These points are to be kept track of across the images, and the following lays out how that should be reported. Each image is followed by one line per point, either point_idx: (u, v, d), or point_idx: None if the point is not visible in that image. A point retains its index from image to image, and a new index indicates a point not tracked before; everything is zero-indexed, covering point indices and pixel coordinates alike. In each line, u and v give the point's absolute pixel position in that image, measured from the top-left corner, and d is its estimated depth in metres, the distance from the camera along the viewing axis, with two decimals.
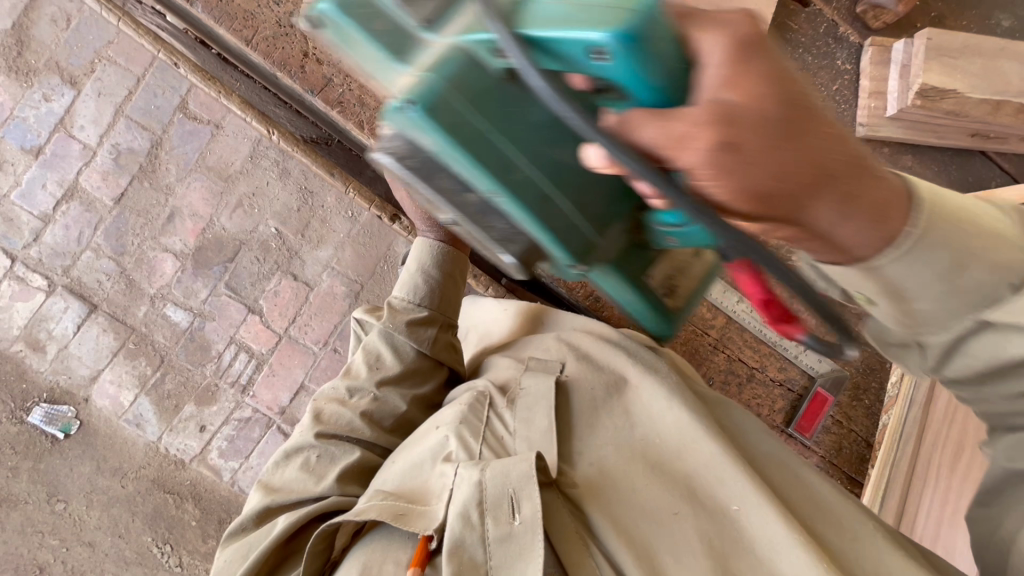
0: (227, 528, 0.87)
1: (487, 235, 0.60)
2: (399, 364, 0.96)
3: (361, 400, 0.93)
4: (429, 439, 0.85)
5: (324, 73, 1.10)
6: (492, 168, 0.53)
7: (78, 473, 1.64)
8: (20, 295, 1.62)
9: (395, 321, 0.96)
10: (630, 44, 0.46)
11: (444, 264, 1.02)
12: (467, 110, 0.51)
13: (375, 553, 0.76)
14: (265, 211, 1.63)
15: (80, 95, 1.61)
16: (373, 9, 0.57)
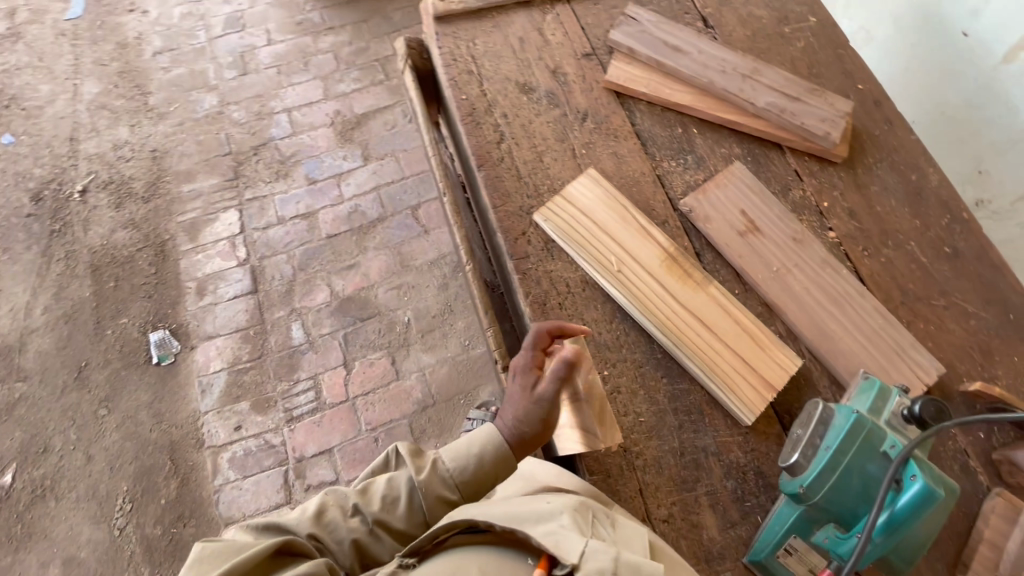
0: (195, 549, 0.77)
1: (795, 443, 0.84)
2: (404, 521, 0.88)
3: (360, 528, 0.86)
4: (544, 502, 0.78)
5: (529, 245, 1.04)
6: (846, 441, 0.80)
7: (135, 396, 1.83)
8: (223, 254, 2.02)
9: (427, 484, 0.89)
10: (930, 493, 0.73)
11: (500, 458, 0.91)
12: (865, 432, 0.80)
13: (488, 564, 0.74)
14: (411, 303, 1.95)
15: (363, 166, 2.17)
16: (885, 400, 0.86)
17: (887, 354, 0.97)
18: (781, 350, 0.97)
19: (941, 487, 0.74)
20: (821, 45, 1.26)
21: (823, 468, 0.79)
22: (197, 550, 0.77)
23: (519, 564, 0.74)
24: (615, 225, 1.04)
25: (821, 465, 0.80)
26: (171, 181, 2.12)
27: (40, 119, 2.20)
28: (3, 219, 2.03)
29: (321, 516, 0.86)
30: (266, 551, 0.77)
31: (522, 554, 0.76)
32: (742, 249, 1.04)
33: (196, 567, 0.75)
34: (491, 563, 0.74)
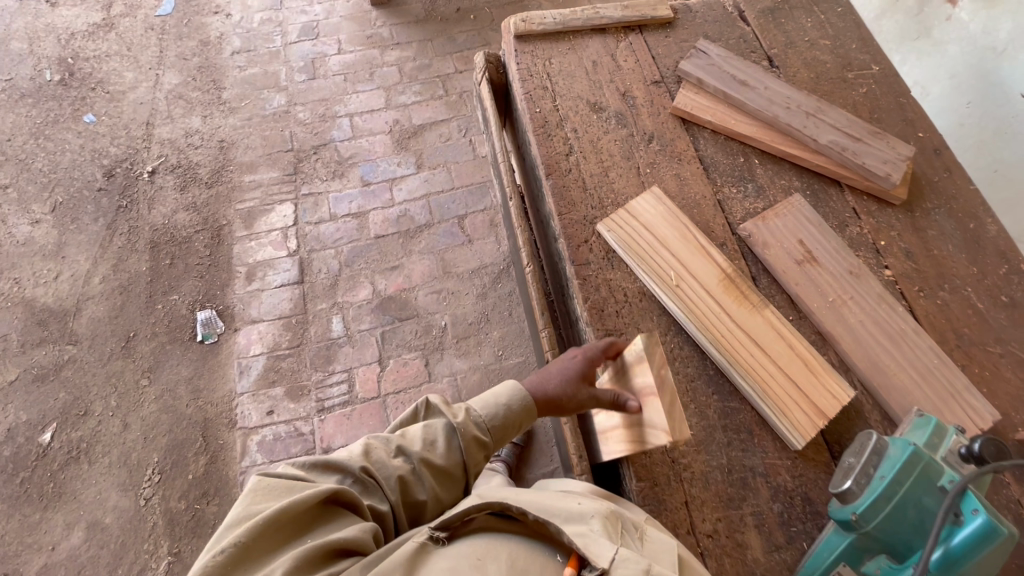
0: (250, 484, 0.79)
1: (846, 470, 0.85)
2: (444, 458, 0.92)
3: (405, 465, 0.89)
4: (577, 504, 0.81)
5: (590, 253, 1.07)
6: (902, 471, 0.79)
7: (177, 371, 1.88)
8: (275, 244, 2.10)
9: (466, 423, 0.94)
10: (989, 528, 0.72)
11: (524, 409, 0.98)
12: (920, 463, 0.79)
13: (517, 553, 0.75)
14: (450, 309, 1.99)
15: (416, 174, 2.25)
16: (941, 438, 0.86)
17: (941, 395, 0.97)
18: (834, 379, 0.97)
19: (1003, 523, 0.72)
20: (883, 92, 1.30)
21: (874, 496, 0.79)
22: (251, 485, 0.78)
23: (548, 559, 0.76)
24: (676, 243, 1.07)
25: (873, 492, 0.80)
26: (234, 170, 2.23)
27: (121, 103, 2.35)
28: (76, 191, 2.15)
29: (368, 455, 0.87)
30: (314, 499, 0.77)
31: (551, 548, 0.77)
32: (799, 277, 1.06)
33: (249, 498, 0.77)
34: (520, 554, 0.75)
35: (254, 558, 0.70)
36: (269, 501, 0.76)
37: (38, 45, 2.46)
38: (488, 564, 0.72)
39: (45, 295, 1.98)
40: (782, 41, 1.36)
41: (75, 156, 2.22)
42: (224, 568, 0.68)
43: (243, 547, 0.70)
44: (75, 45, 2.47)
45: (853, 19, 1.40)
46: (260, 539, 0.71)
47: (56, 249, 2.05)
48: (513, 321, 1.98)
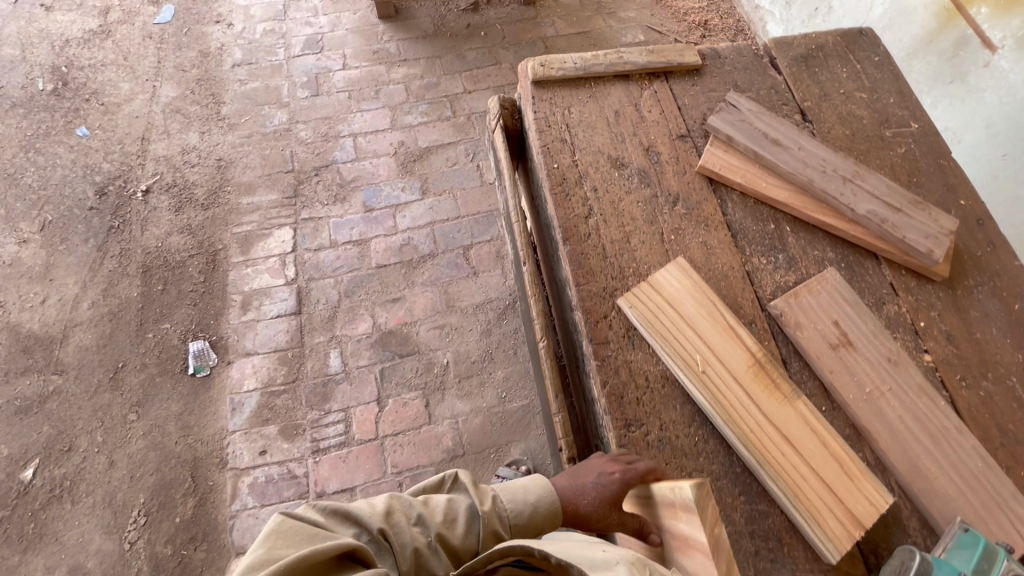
0: (273, 521, 0.75)
1: None
2: (461, 543, 0.86)
3: (423, 535, 0.83)
4: (602, 551, 0.74)
5: (610, 331, 1.00)
6: None
7: (166, 405, 1.80)
8: (272, 271, 2.02)
9: (490, 510, 0.90)
10: None
11: (550, 513, 0.93)
12: None
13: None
14: (452, 345, 1.92)
15: (421, 200, 2.17)
16: (991, 561, 0.79)
17: (985, 502, 0.90)
18: (872, 483, 0.90)
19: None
20: (923, 153, 1.22)
21: None
22: (276, 523, 0.74)
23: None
24: (702, 323, 1.00)
25: None
26: (231, 191, 2.14)
27: (116, 116, 2.26)
28: (66, 209, 2.06)
29: (390, 516, 0.83)
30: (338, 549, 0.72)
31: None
32: (834, 363, 0.98)
33: (273, 540, 0.72)
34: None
35: None
36: (291, 545, 0.72)
37: (31, 51, 2.36)
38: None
39: (31, 320, 1.89)
40: (816, 93, 1.28)
41: (67, 171, 2.13)
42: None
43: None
44: (70, 53, 2.38)
45: (891, 70, 1.32)
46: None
47: (44, 271, 1.97)
48: (518, 361, 1.90)
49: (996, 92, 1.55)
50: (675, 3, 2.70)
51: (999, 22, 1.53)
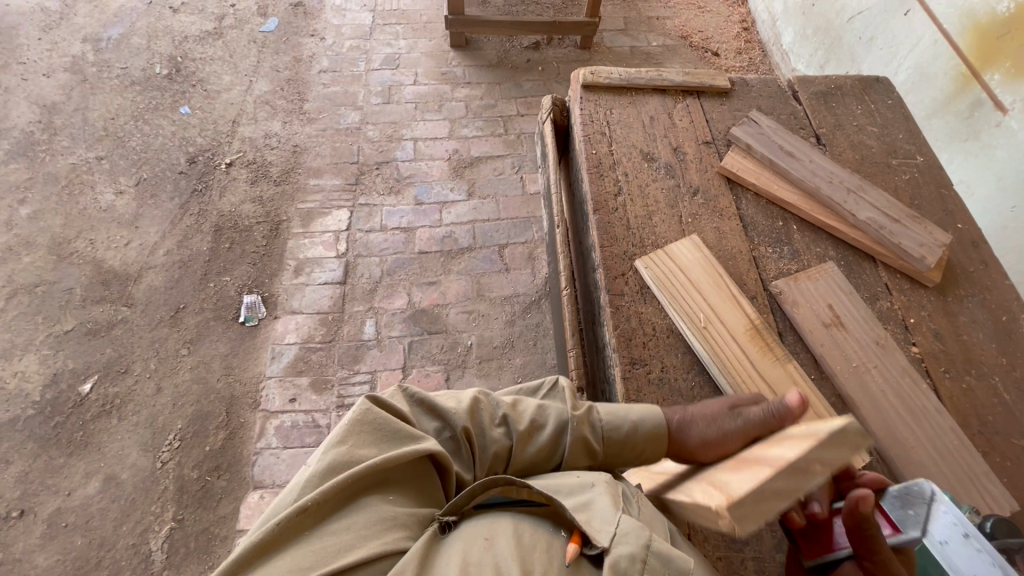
0: (353, 415, 0.78)
1: None
2: (546, 447, 0.90)
3: (501, 438, 0.88)
4: (576, 477, 0.83)
5: (626, 286, 1.14)
6: None
7: (215, 346, 1.99)
8: (325, 245, 2.24)
9: (580, 422, 0.91)
10: None
11: (651, 434, 0.92)
12: None
13: (523, 527, 0.73)
14: (477, 330, 2.07)
15: (466, 200, 2.38)
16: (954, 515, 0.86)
17: (959, 476, 0.97)
18: None
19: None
20: (926, 181, 1.35)
21: None
22: (358, 414, 0.78)
23: (553, 534, 0.74)
24: (709, 289, 1.13)
25: None
26: (302, 173, 2.42)
27: (215, 100, 2.60)
28: (160, 171, 2.37)
29: (474, 416, 0.88)
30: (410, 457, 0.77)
31: (554, 524, 0.76)
32: (825, 339, 1.10)
33: (349, 435, 0.76)
34: (526, 528, 0.73)
35: (329, 507, 0.70)
36: (366, 444, 0.76)
37: (155, 42, 2.77)
38: (496, 542, 0.70)
39: (113, 258, 2.15)
40: (831, 123, 1.44)
41: (166, 140, 2.45)
42: (302, 522, 0.67)
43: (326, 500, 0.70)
44: (186, 47, 2.77)
45: (902, 111, 1.47)
46: (341, 484, 0.71)
47: (132, 219, 2.24)
48: (537, 352, 2.03)
49: (1006, 148, 1.68)
50: (717, 61, 2.97)
51: (1011, 88, 1.69)
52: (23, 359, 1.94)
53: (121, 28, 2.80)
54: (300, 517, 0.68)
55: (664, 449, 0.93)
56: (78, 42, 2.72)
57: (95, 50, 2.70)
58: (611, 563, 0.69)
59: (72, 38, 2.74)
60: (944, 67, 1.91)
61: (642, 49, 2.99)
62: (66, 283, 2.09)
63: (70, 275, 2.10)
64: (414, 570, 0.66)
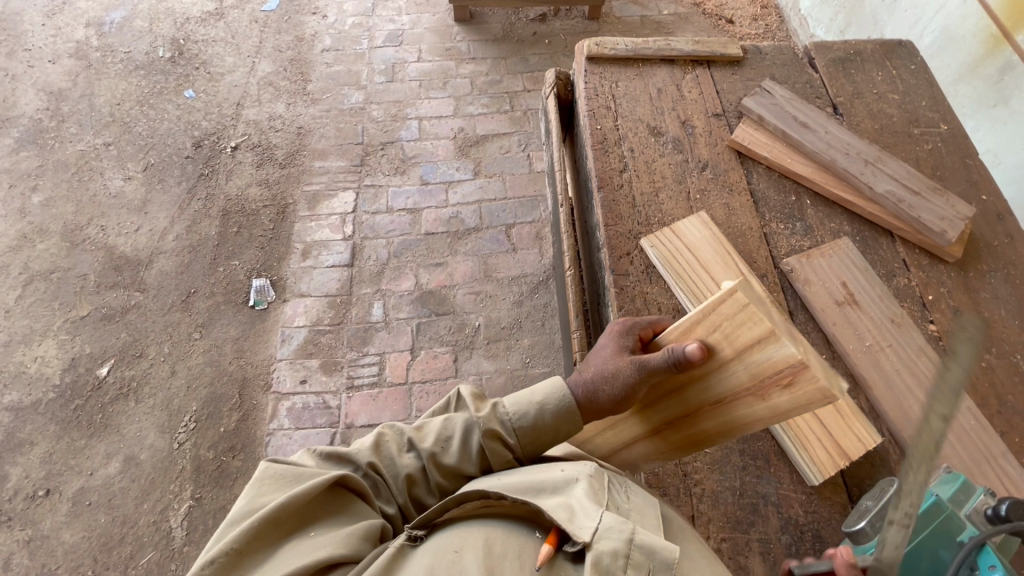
0: (262, 472, 0.82)
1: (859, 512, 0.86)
2: (456, 459, 0.86)
3: (409, 463, 0.86)
4: (560, 471, 0.78)
5: (631, 266, 1.12)
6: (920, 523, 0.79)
7: (227, 330, 2.02)
8: (332, 227, 2.23)
9: (484, 420, 0.87)
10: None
11: (567, 421, 0.88)
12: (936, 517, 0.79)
13: (493, 536, 0.74)
14: (485, 311, 2.06)
15: (472, 179, 2.35)
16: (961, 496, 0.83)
17: (975, 457, 0.94)
18: (861, 426, 0.95)
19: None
20: (949, 150, 1.29)
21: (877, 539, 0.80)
22: (262, 472, 0.82)
23: (527, 538, 0.74)
24: (719, 269, 1.09)
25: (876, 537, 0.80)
26: (307, 155, 2.40)
27: (218, 83, 2.58)
28: (167, 155, 2.37)
29: (378, 449, 0.87)
30: (314, 490, 0.79)
31: (529, 526, 0.76)
32: (837, 317, 1.06)
33: (259, 488, 0.80)
34: (497, 536, 0.74)
35: (245, 558, 0.74)
36: (272, 493, 0.79)
37: (157, 25, 2.75)
38: (463, 553, 0.71)
39: (125, 244, 2.18)
40: (849, 91, 1.38)
41: (172, 125, 2.45)
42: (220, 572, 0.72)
43: (239, 550, 0.73)
44: (188, 29, 2.74)
45: (926, 77, 1.40)
46: (254, 533, 0.75)
47: (141, 205, 2.26)
48: (545, 332, 2.01)
49: None
50: (731, 28, 2.85)
51: None
52: (42, 344, 1.99)
53: (123, 11, 2.78)
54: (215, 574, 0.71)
55: (578, 422, 0.89)
56: (82, 26, 2.71)
57: (99, 34, 2.69)
58: (592, 560, 0.67)
59: (75, 23, 2.72)
60: (973, 28, 1.80)
61: (653, 18, 2.88)
62: (80, 269, 2.12)
63: (84, 262, 2.13)
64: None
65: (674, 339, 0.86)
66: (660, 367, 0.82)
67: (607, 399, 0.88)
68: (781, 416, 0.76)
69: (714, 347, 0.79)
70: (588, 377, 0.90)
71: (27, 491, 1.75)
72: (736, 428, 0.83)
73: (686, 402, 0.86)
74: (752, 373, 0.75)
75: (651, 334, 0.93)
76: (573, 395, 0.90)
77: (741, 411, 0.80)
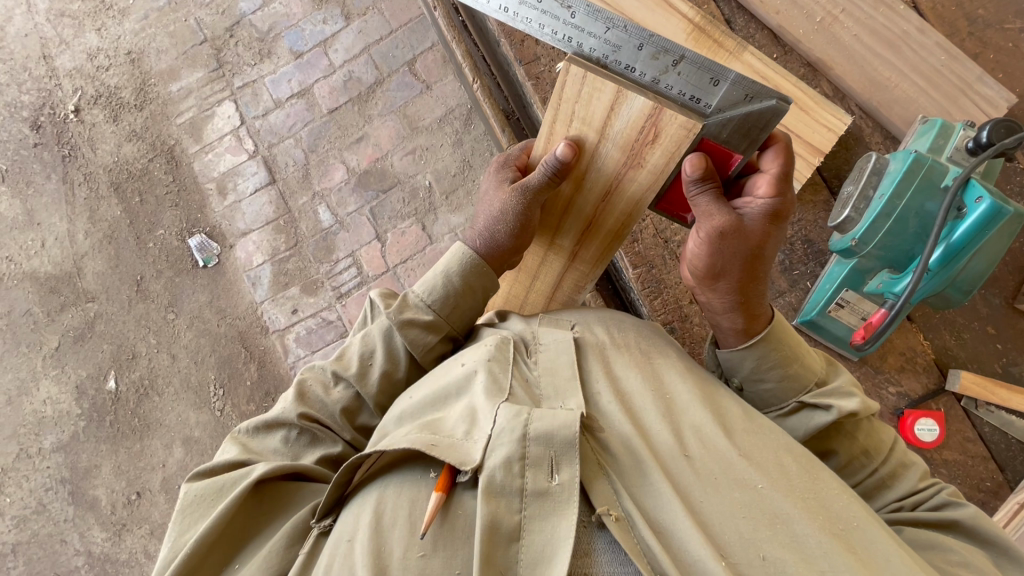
0: (184, 498, 0.77)
1: (843, 201, 0.83)
2: (385, 369, 0.87)
3: (343, 393, 0.87)
4: (460, 368, 0.78)
5: (535, 51, 0.99)
6: (906, 186, 0.75)
7: (195, 297, 1.95)
8: (232, 150, 1.98)
9: (397, 315, 0.85)
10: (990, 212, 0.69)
11: (479, 273, 0.88)
12: (921, 173, 0.75)
13: (385, 499, 0.69)
14: (428, 166, 1.90)
15: (346, 27, 1.98)
16: (945, 141, 0.79)
17: (949, 94, 0.88)
18: (829, 108, 0.89)
19: (1009, 202, 0.70)
20: None
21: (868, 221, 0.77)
22: (183, 498, 0.77)
23: (419, 482, 0.71)
24: (630, 3, 0.93)
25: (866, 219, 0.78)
26: (157, 83, 2.03)
27: (5, 41, 2.08)
28: (14, 153, 2.04)
29: (304, 399, 0.86)
30: (235, 504, 0.74)
31: (424, 466, 0.72)
32: (779, 3, 0.92)
33: (182, 521, 0.75)
34: (387, 498, 0.70)
35: None
36: (194, 522, 0.75)
37: None
38: (355, 534, 0.67)
39: (42, 264, 2.00)
40: None
41: None
42: None
43: None
44: None
45: None
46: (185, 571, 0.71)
47: (28, 218, 2.01)
48: None
49: None
50: None
51: None
52: (40, 386, 1.97)
53: None
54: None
55: (492, 270, 0.90)
56: None
57: None
58: (485, 483, 0.64)
59: None
60: None
61: None
62: (19, 307, 1.99)
63: (18, 298, 1.99)
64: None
65: (542, 152, 0.84)
66: (543, 181, 0.81)
67: (507, 238, 0.87)
68: (665, 175, 0.79)
69: (581, 140, 0.79)
70: (481, 228, 0.89)
71: (122, 499, 1.90)
72: (638, 208, 0.85)
73: (584, 210, 0.89)
74: (623, 144, 0.77)
75: (525, 161, 0.90)
76: (474, 251, 0.89)
77: (633, 189, 0.83)
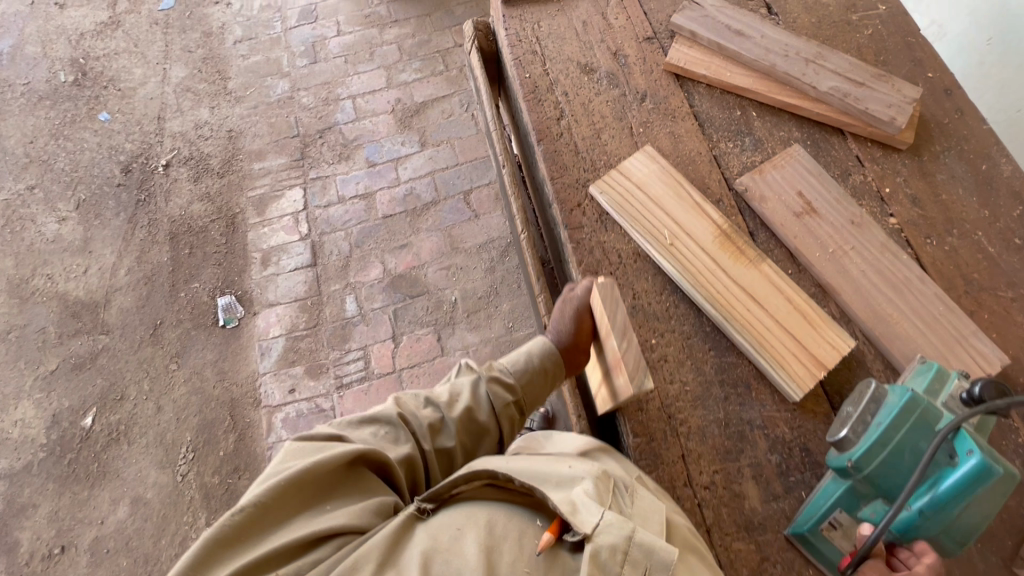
0: (301, 436, 0.82)
1: (843, 417, 0.85)
2: (471, 405, 0.95)
3: (432, 412, 0.93)
4: (568, 466, 0.78)
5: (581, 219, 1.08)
6: (902, 418, 0.78)
7: (203, 354, 1.98)
8: (286, 229, 2.16)
9: (488, 369, 0.99)
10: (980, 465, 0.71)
11: (555, 363, 1.02)
12: (917, 408, 0.78)
13: (496, 518, 0.73)
14: (458, 284, 2.02)
15: (419, 152, 2.26)
16: (940, 387, 0.83)
17: (947, 341, 0.95)
18: (835, 333, 0.96)
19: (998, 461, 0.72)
20: (890, 32, 1.24)
21: (869, 441, 0.79)
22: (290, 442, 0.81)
23: (528, 523, 0.74)
24: (669, 201, 1.06)
25: (865, 440, 0.79)
26: (244, 159, 2.29)
27: (132, 99, 2.41)
28: (97, 187, 2.25)
29: (400, 406, 0.92)
30: (346, 455, 0.79)
31: (533, 512, 0.75)
32: (798, 230, 1.04)
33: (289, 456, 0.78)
34: (500, 517, 0.73)
35: (270, 515, 0.73)
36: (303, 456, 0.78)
37: (51, 47, 2.54)
38: (465, 532, 0.71)
39: (77, 288, 2.09)
40: None
41: (94, 153, 2.30)
42: (244, 525, 0.71)
43: (264, 507, 0.72)
44: (86, 45, 2.54)
45: None
46: (285, 488, 0.74)
47: (83, 245, 2.16)
48: (522, 293, 1.99)
49: None
50: None
51: None
52: (19, 406, 1.93)
53: (10, 39, 2.56)
54: (225, 541, 0.69)
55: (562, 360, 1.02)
56: None
57: None
58: (589, 551, 0.66)
59: None
60: None
61: None
62: (36, 323, 2.04)
63: (39, 315, 2.05)
64: (378, 559, 0.69)
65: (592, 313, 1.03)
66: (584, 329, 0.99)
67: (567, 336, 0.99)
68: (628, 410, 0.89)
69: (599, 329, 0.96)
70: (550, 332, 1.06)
71: (43, 551, 1.75)
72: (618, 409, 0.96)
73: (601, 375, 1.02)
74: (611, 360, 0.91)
75: None
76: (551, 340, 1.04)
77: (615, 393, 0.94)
